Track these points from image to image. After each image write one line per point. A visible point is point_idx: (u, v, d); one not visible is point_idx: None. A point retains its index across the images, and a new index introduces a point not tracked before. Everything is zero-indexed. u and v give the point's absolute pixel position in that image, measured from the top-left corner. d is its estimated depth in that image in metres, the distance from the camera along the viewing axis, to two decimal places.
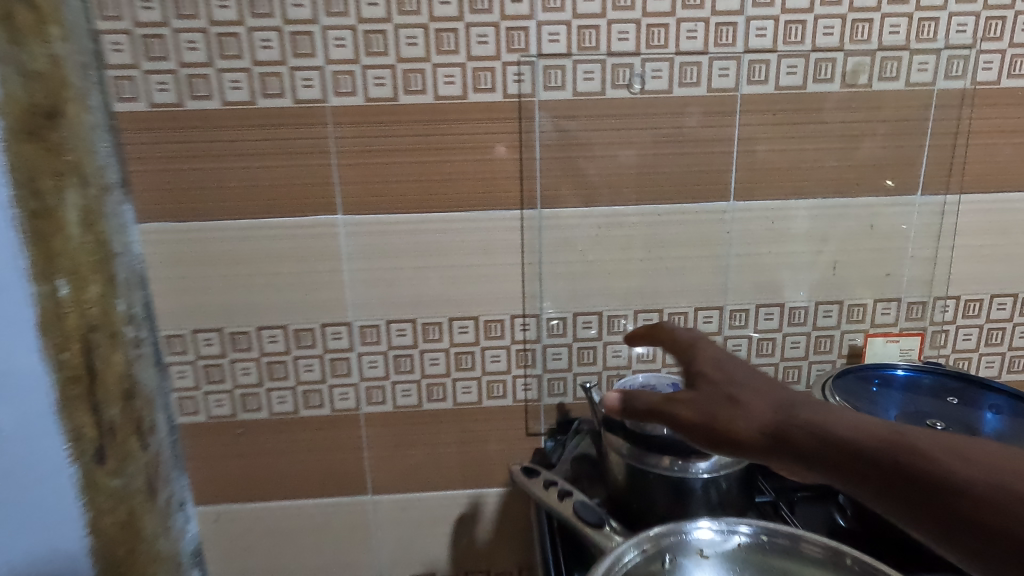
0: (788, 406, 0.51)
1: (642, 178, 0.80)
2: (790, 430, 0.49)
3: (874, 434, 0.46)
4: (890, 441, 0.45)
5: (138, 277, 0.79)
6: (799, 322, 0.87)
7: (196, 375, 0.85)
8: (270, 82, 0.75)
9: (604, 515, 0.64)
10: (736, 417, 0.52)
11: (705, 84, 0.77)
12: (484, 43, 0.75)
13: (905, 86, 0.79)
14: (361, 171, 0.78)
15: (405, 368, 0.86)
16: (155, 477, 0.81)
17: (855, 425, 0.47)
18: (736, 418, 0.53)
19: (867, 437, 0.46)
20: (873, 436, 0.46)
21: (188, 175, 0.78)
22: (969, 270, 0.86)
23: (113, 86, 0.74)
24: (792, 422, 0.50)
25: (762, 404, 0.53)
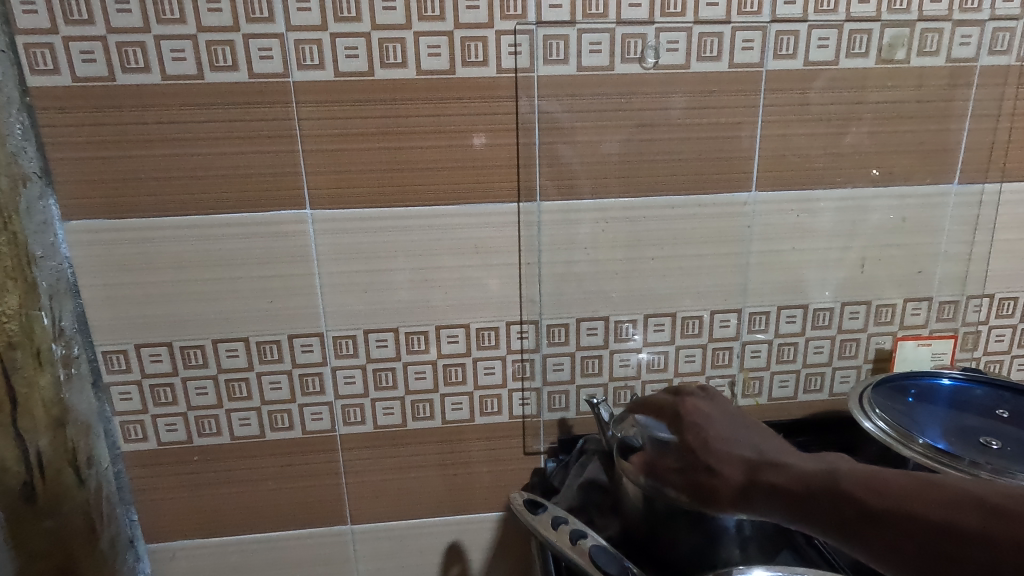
0: (746, 462, 0.56)
1: (655, 166, 0.71)
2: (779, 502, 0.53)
3: (824, 477, 0.51)
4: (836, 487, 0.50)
5: (66, 285, 0.68)
6: (823, 325, 0.79)
7: (142, 397, 0.73)
8: (219, 52, 0.63)
9: (625, 562, 0.54)
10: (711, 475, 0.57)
11: (727, 59, 0.68)
12: (474, 8, 0.64)
13: (946, 62, 0.70)
14: (331, 158, 0.67)
15: (387, 384, 0.76)
16: (94, 514, 0.73)
17: (812, 476, 0.52)
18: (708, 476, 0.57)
19: (814, 478, 0.51)
20: (827, 483, 0.51)
21: (124, 163, 0.66)
22: (1005, 266, 0.79)
23: (25, 56, 0.61)
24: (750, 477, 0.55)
25: (724, 459, 0.58)
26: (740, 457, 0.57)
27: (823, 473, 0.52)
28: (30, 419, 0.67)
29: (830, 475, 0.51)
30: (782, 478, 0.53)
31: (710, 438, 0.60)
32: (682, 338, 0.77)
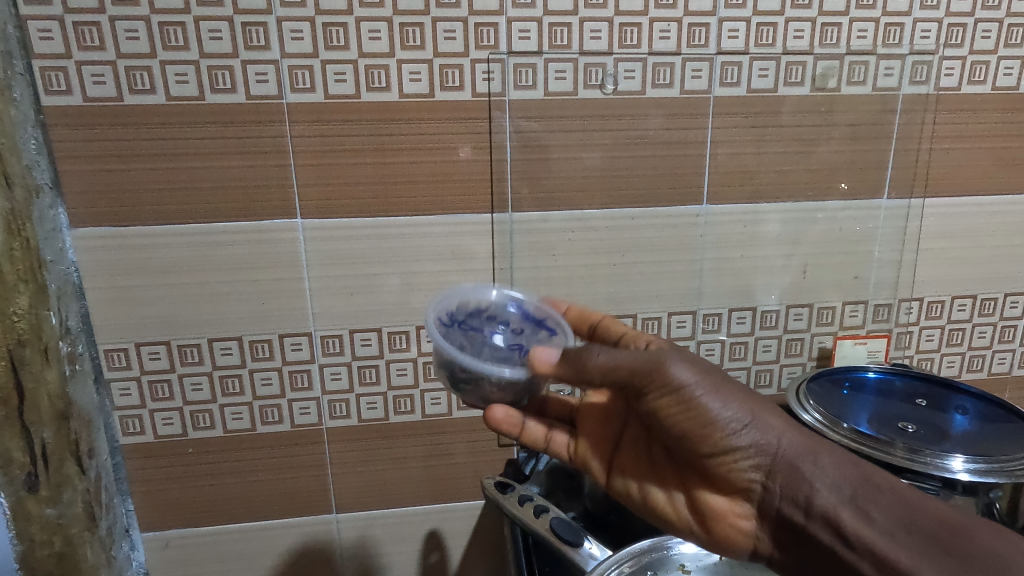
0: (790, 452, 0.52)
1: (613, 180, 0.78)
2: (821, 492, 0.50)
3: (901, 506, 0.48)
4: (908, 520, 0.47)
5: (72, 286, 0.74)
6: (770, 325, 0.86)
7: (141, 393, 0.79)
8: (219, 77, 0.70)
9: (583, 531, 0.62)
10: (726, 456, 0.53)
11: (678, 86, 0.76)
12: (451, 39, 0.71)
13: (872, 90, 0.79)
14: (321, 172, 0.74)
15: (370, 380, 0.82)
16: (94, 502, 0.77)
17: (883, 504, 0.48)
18: (727, 455, 0.53)
19: (875, 498, 0.49)
20: (905, 517, 0.47)
21: (128, 176, 0.71)
22: (932, 272, 0.87)
23: (40, 78, 0.67)
24: (804, 481, 0.51)
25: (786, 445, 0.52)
26: (789, 448, 0.52)
27: (892, 493, 0.49)
28: (36, 412, 0.69)
29: (904, 505, 0.48)
30: (844, 492, 0.49)
31: (732, 403, 0.52)
32: None
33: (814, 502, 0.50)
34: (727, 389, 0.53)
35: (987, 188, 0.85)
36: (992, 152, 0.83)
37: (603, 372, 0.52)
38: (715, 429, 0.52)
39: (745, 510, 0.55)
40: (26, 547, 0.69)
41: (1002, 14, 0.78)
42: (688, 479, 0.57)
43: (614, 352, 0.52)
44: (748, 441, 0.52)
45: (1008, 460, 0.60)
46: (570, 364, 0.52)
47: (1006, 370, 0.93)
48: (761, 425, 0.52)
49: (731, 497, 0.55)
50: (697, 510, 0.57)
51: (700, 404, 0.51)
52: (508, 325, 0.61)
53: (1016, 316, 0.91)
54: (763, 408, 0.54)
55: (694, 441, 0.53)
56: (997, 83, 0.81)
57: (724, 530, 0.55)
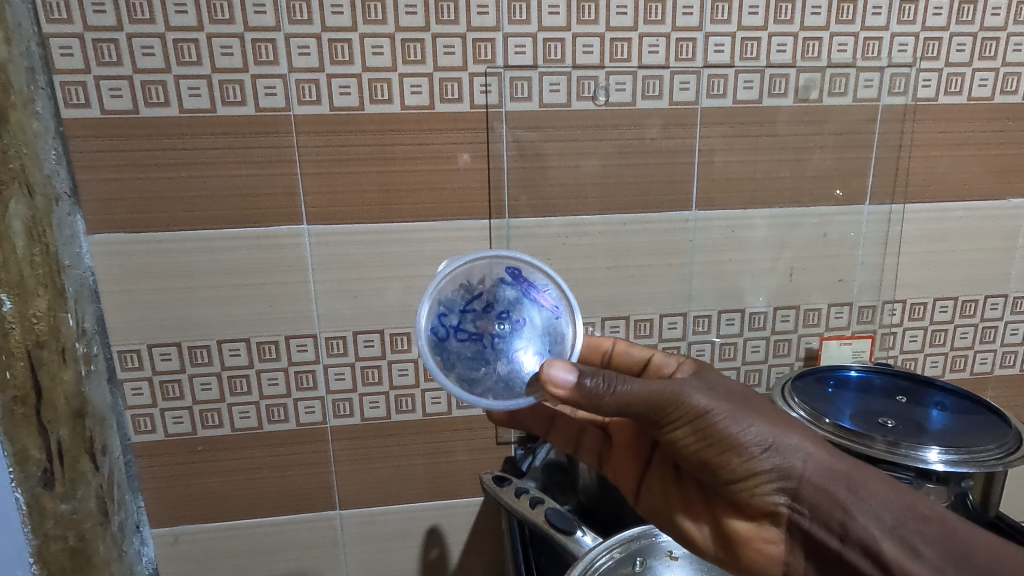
0: (818, 475, 0.50)
1: (606, 188, 0.82)
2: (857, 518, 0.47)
3: (949, 540, 0.45)
4: (957, 555, 0.44)
5: (89, 290, 0.77)
6: (759, 326, 0.90)
7: (152, 392, 0.82)
8: (230, 90, 0.73)
9: (577, 521, 0.65)
10: (748, 480, 0.51)
11: (667, 97, 0.79)
12: (451, 54, 0.75)
13: (853, 101, 0.83)
14: (327, 181, 0.77)
15: (373, 379, 0.85)
16: (106, 498, 0.80)
17: (927, 535, 0.45)
18: (749, 479, 0.51)
19: (920, 526, 0.46)
20: (950, 549, 0.44)
21: (142, 184, 0.75)
22: (914, 275, 0.91)
23: (60, 92, 0.71)
24: (839, 508, 0.48)
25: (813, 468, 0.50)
26: (817, 471, 0.50)
27: (936, 523, 0.46)
28: (52, 410, 0.72)
29: (950, 537, 0.45)
30: (884, 520, 0.46)
31: (752, 426, 0.50)
32: (635, 338, 0.88)
33: (849, 529, 0.47)
34: (746, 411, 0.51)
35: (965, 194, 0.88)
36: (969, 160, 0.87)
37: (615, 405, 0.49)
38: (734, 456, 0.50)
39: (770, 535, 0.53)
40: (41, 542, 0.72)
41: (976, 28, 0.82)
42: (716, 502, 0.57)
43: (628, 381, 0.49)
44: (771, 465, 0.50)
45: (981, 451, 0.63)
46: (578, 399, 0.48)
47: (988, 369, 0.97)
48: (785, 447, 0.50)
49: (755, 521, 0.53)
50: (722, 533, 0.56)
51: (717, 428, 0.50)
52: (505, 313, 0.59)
53: (997, 317, 0.94)
54: (787, 427, 0.51)
55: (713, 468, 0.52)
56: (973, 93, 0.84)
57: (749, 554, 0.54)
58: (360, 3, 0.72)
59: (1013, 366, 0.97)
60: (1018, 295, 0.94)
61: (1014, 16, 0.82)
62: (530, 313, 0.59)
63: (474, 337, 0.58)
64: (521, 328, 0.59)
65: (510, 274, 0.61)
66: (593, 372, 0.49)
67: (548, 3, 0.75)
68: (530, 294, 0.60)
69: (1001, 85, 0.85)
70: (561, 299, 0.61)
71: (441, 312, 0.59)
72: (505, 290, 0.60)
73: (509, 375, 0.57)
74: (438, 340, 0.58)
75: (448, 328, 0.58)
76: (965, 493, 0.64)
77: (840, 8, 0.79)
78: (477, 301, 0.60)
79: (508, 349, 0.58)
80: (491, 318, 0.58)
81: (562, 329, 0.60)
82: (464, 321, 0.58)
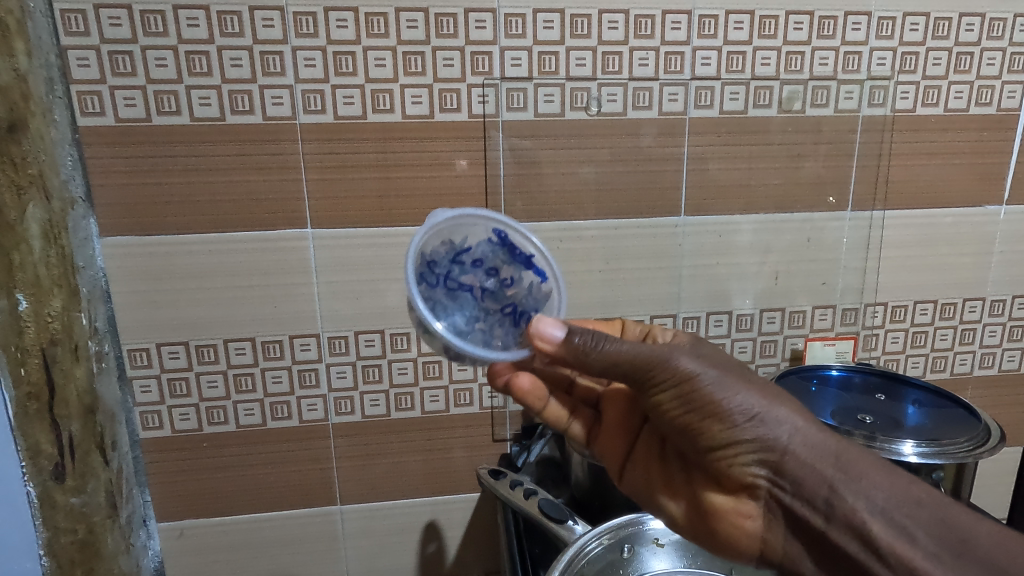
0: (803, 450, 0.51)
1: (598, 194, 0.85)
2: (845, 498, 0.50)
3: (941, 523, 0.48)
4: (949, 538, 0.47)
5: (100, 291, 0.80)
6: (746, 327, 0.93)
7: (160, 390, 0.85)
8: (239, 100, 0.77)
9: (569, 510, 0.68)
10: (731, 450, 0.52)
11: (656, 108, 0.83)
12: (450, 66, 0.79)
13: (835, 112, 0.87)
14: (331, 187, 0.81)
15: (373, 378, 0.88)
16: (115, 492, 0.82)
17: (921, 519, 0.48)
18: (731, 449, 0.52)
19: (914, 510, 0.48)
20: (942, 531, 0.47)
21: (154, 190, 0.78)
22: (894, 279, 0.94)
23: (77, 101, 0.74)
24: (826, 485, 0.50)
25: (800, 445, 0.52)
26: (802, 446, 0.51)
27: (930, 507, 0.49)
28: (65, 407, 0.75)
29: (944, 523, 0.48)
30: (875, 502, 0.49)
31: (738, 394, 0.52)
32: None
33: (837, 507, 0.50)
34: (733, 380, 0.52)
35: (943, 201, 0.92)
36: (947, 169, 0.91)
37: (602, 363, 0.51)
38: (718, 422, 0.52)
39: (748, 509, 0.55)
40: (51, 534, 0.76)
41: (951, 43, 0.86)
42: (696, 477, 0.58)
43: (618, 343, 0.51)
44: (754, 435, 0.52)
45: (954, 443, 0.67)
46: (566, 354, 0.52)
47: (968, 370, 1.00)
48: (770, 419, 0.52)
49: (734, 494, 0.55)
50: (701, 507, 0.57)
51: (702, 395, 0.51)
52: (497, 272, 0.60)
53: (975, 319, 0.98)
54: (774, 400, 0.53)
55: (696, 434, 0.53)
56: (949, 104, 0.88)
57: (725, 527, 0.56)
58: (364, 17, 0.76)
59: (992, 366, 1.01)
60: (996, 298, 0.98)
61: (988, 32, 0.87)
62: (521, 274, 0.61)
63: (463, 291, 0.58)
64: (512, 288, 0.60)
65: (499, 235, 0.62)
66: (583, 331, 0.52)
67: (543, 19, 0.78)
68: (516, 256, 0.62)
69: (976, 97, 0.89)
70: (546, 265, 0.63)
71: (429, 263, 0.58)
72: (493, 248, 0.61)
73: (494, 333, 0.58)
74: (427, 288, 0.57)
75: (438, 279, 0.58)
76: (937, 484, 0.67)
77: (821, 25, 0.83)
78: (466, 255, 0.59)
79: (501, 309, 0.59)
80: (483, 275, 0.59)
81: (545, 293, 0.62)
82: (455, 274, 0.58)
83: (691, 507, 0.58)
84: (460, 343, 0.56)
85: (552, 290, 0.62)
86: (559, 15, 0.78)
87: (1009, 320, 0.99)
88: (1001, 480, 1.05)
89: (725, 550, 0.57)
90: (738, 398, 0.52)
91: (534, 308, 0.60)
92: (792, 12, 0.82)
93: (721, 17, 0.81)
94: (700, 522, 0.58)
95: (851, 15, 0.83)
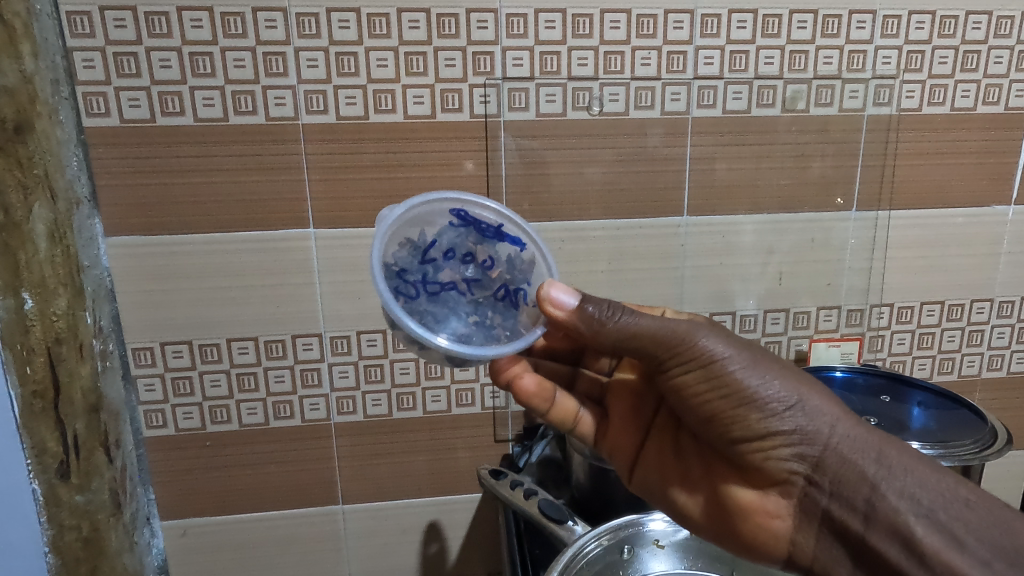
0: (844, 445, 0.50)
1: (604, 194, 0.85)
2: (889, 498, 0.48)
3: (994, 528, 0.45)
4: (1004, 547, 0.44)
5: (105, 290, 0.81)
6: (749, 328, 0.93)
7: (164, 388, 0.85)
8: (242, 101, 0.77)
9: (568, 511, 0.69)
10: (766, 441, 0.51)
11: (659, 108, 0.83)
12: (451, 67, 0.79)
13: (839, 111, 0.86)
14: (334, 186, 0.81)
15: (376, 378, 0.88)
16: (117, 490, 0.81)
17: (971, 523, 0.45)
18: (765, 440, 0.51)
19: (964, 513, 0.46)
20: (996, 537, 0.45)
21: (159, 190, 0.79)
22: (900, 279, 0.94)
23: (82, 102, 0.75)
24: (867, 483, 0.48)
25: (841, 440, 0.50)
26: (843, 441, 0.50)
27: (981, 510, 0.46)
28: (70, 404, 0.75)
29: (997, 528, 0.45)
30: (922, 503, 0.47)
31: (776, 382, 0.51)
32: None
33: (878, 508, 0.48)
34: (771, 367, 0.51)
35: (951, 201, 0.91)
36: (954, 168, 0.90)
37: (616, 335, 0.51)
38: (752, 410, 0.51)
39: (775, 509, 0.54)
40: (55, 532, 0.76)
41: (957, 41, 0.85)
42: (719, 474, 0.57)
43: (639, 317, 0.51)
44: (793, 426, 0.50)
45: (960, 445, 0.66)
46: (579, 322, 0.51)
47: (976, 372, 0.99)
48: (809, 409, 0.51)
49: (762, 491, 0.54)
50: (725, 504, 0.56)
51: (737, 381, 0.50)
52: (473, 259, 0.58)
53: (983, 321, 0.97)
54: (813, 391, 0.52)
55: (727, 422, 0.52)
56: (955, 103, 0.88)
57: (749, 526, 0.55)
58: (366, 19, 0.76)
59: (1000, 368, 1.00)
60: (1004, 300, 0.97)
61: (995, 30, 0.86)
62: (496, 252, 0.58)
63: (446, 289, 0.56)
64: (494, 269, 0.58)
65: (458, 215, 0.59)
66: (598, 301, 0.52)
67: (545, 19, 0.78)
68: (485, 232, 0.59)
69: (983, 96, 0.88)
70: (518, 231, 0.60)
71: (399, 271, 0.55)
72: (459, 233, 0.58)
73: (494, 322, 0.56)
74: (407, 300, 0.54)
75: (417, 286, 0.55)
76: None
77: (825, 23, 0.82)
78: (434, 251, 0.57)
79: (492, 293, 0.57)
80: (458, 266, 0.57)
81: (528, 261, 0.59)
82: (432, 275, 0.56)
83: (714, 505, 0.58)
84: (466, 345, 0.53)
85: (535, 254, 0.60)
86: (561, 15, 0.78)
87: (1017, 322, 0.98)
88: (1009, 484, 1.04)
89: (751, 550, 0.56)
90: (773, 386, 0.51)
91: (523, 281, 0.59)
92: (796, 11, 0.81)
93: (724, 17, 0.81)
94: (722, 520, 0.57)
95: (855, 14, 0.82)
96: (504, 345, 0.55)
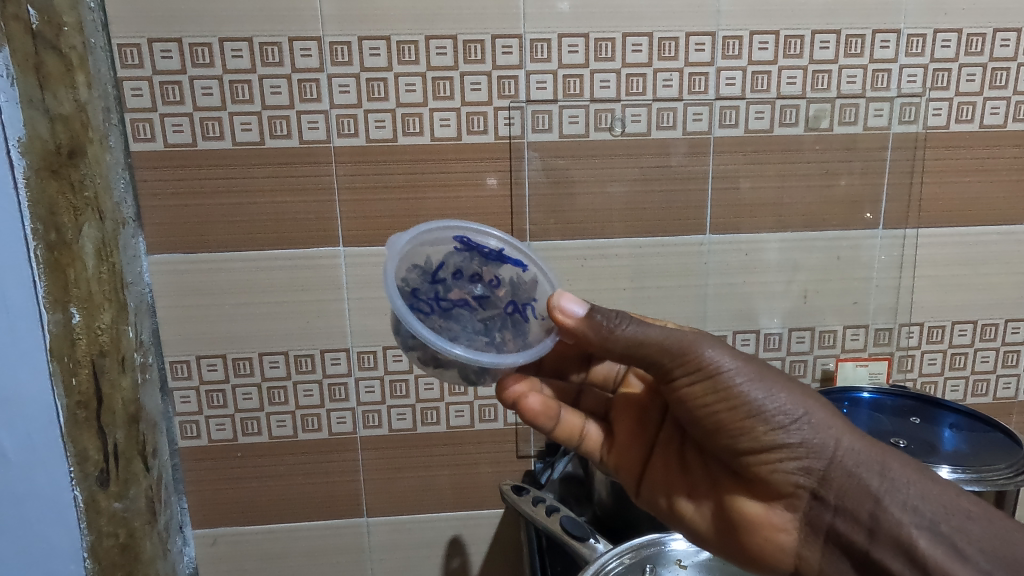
0: (848, 458, 0.50)
1: (625, 213, 0.86)
2: (892, 510, 0.48)
3: (996, 538, 0.45)
4: (1005, 557, 0.44)
5: (146, 304, 0.84)
6: (774, 347, 0.92)
7: (198, 401, 0.89)
8: (278, 125, 0.81)
9: (590, 529, 0.69)
10: (772, 454, 0.51)
11: (680, 128, 0.84)
12: (477, 90, 0.81)
13: (864, 130, 0.86)
14: (363, 206, 0.84)
15: (400, 393, 0.90)
16: (154, 499, 0.85)
17: (972, 533, 0.46)
18: (772, 453, 0.51)
19: (965, 524, 0.46)
20: (996, 547, 0.45)
21: (198, 211, 0.83)
22: (929, 299, 0.92)
23: (130, 127, 0.80)
24: (870, 496, 0.49)
25: (846, 452, 0.50)
26: (848, 454, 0.50)
27: (982, 522, 0.46)
28: (111, 415, 0.78)
29: (999, 538, 0.45)
30: (924, 514, 0.47)
31: (783, 395, 0.51)
32: None
33: (882, 520, 0.48)
34: (777, 380, 0.52)
35: (981, 219, 0.90)
36: (984, 185, 0.88)
37: (625, 341, 0.51)
38: (759, 423, 0.51)
39: (781, 521, 0.53)
40: (94, 538, 0.77)
41: (985, 59, 0.85)
42: (725, 487, 0.57)
43: (644, 327, 0.51)
44: (798, 439, 0.50)
45: (993, 471, 0.65)
46: (588, 330, 0.52)
47: (1011, 394, 0.96)
48: (813, 422, 0.51)
49: (767, 503, 0.54)
50: (732, 518, 0.56)
51: (743, 393, 0.51)
52: (482, 277, 0.59)
53: (1019, 341, 0.94)
54: (818, 404, 0.52)
55: (734, 435, 0.52)
56: (984, 121, 0.87)
57: (756, 540, 0.55)
58: (396, 46, 0.79)
59: None
60: None
61: None
62: (502, 271, 0.60)
63: (457, 307, 0.56)
64: (502, 287, 0.59)
65: (461, 240, 0.60)
66: (606, 310, 0.53)
67: (568, 43, 0.80)
68: (488, 255, 0.60)
69: (1013, 113, 0.87)
70: (520, 254, 0.62)
71: (412, 291, 0.55)
72: (465, 256, 0.59)
73: (505, 338, 0.56)
74: (421, 317, 0.54)
75: (430, 304, 0.55)
76: None
77: (848, 43, 0.83)
78: (443, 272, 0.58)
79: (501, 311, 0.58)
80: (467, 285, 0.58)
81: (530, 283, 0.60)
82: (443, 294, 0.56)
83: (721, 518, 0.57)
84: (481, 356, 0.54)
85: (536, 274, 0.62)
86: (584, 39, 0.80)
87: None
88: None
89: (755, 563, 0.56)
90: (779, 399, 0.51)
91: (531, 297, 0.59)
92: (818, 31, 0.82)
93: (745, 38, 0.82)
94: (729, 533, 0.57)
95: (879, 33, 0.82)
96: (517, 357, 0.55)
